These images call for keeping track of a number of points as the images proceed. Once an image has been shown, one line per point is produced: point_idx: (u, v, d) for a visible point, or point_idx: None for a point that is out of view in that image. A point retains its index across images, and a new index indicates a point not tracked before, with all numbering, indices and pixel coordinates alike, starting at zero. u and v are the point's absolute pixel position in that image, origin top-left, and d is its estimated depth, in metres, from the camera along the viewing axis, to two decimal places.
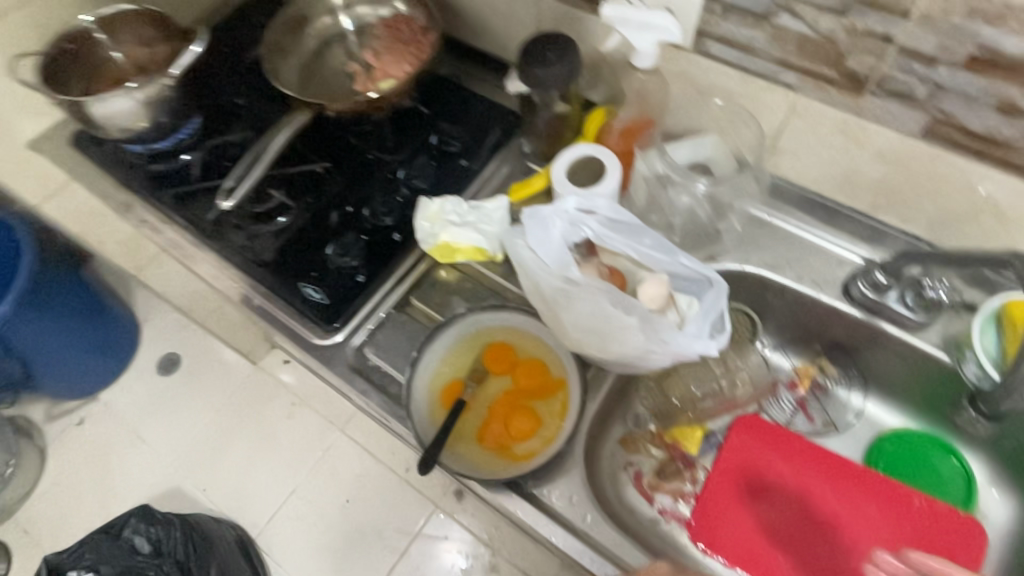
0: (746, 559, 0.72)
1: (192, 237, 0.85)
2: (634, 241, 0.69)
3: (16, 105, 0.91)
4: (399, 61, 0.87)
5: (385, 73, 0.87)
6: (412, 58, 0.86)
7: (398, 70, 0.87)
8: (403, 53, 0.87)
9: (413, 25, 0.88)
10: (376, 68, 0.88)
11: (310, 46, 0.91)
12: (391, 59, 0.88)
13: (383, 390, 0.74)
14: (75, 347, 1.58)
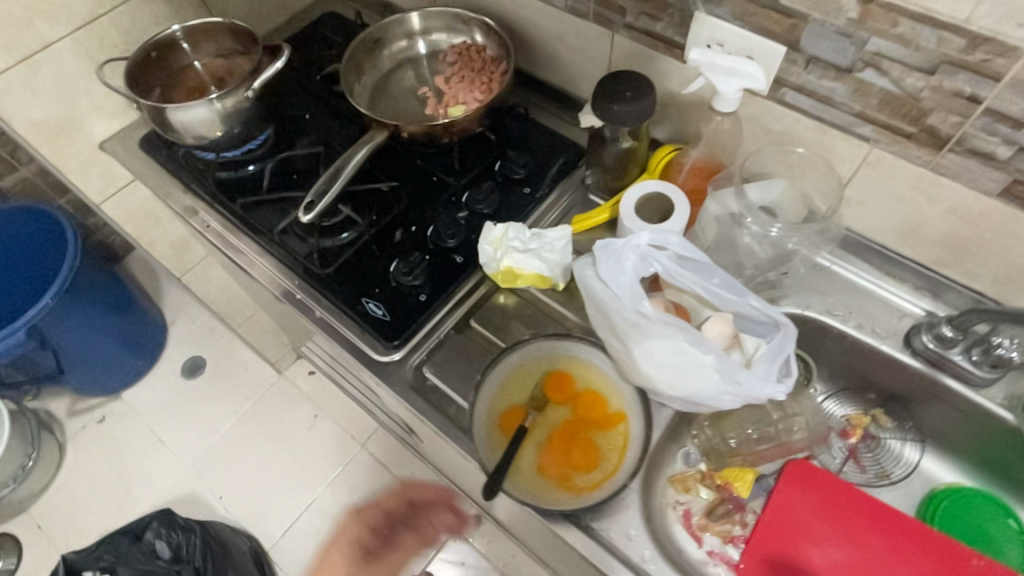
0: None
1: (257, 245, 0.86)
2: (704, 279, 0.70)
3: (93, 106, 0.94)
4: (471, 89, 0.90)
5: (456, 100, 0.90)
6: (485, 88, 0.90)
7: (470, 98, 0.90)
8: (475, 82, 0.90)
9: (487, 57, 0.92)
10: (448, 94, 0.91)
11: (384, 69, 0.94)
12: (463, 86, 0.91)
13: (442, 410, 0.74)
14: (106, 343, 1.59)
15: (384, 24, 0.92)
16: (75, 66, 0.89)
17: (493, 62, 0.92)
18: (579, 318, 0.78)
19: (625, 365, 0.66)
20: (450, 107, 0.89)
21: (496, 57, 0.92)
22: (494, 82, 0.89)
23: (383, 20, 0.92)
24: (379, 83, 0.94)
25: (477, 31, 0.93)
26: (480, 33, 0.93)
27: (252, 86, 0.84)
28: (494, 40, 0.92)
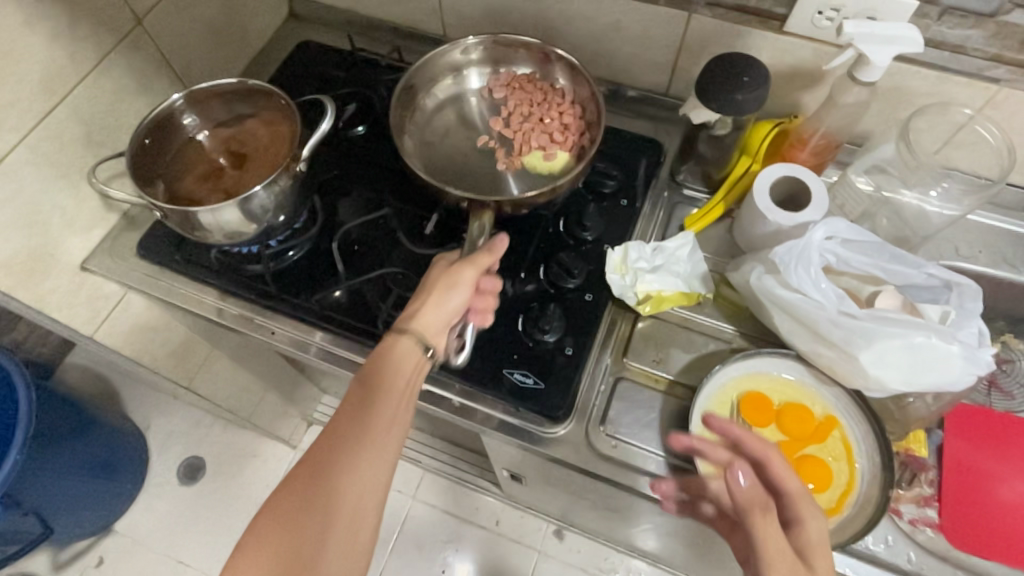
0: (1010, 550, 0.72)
1: (349, 342, 0.72)
2: (876, 258, 0.67)
3: (66, 222, 0.74)
4: (542, 130, 0.78)
5: (528, 144, 0.78)
6: (561, 126, 0.79)
7: (545, 140, 0.78)
8: (546, 120, 0.79)
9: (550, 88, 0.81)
10: (516, 139, 0.79)
11: (432, 115, 0.83)
12: (534, 128, 0.79)
13: (642, 469, 0.67)
14: (82, 478, 1.29)
15: (429, 59, 0.81)
16: (36, 178, 0.69)
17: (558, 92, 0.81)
18: (736, 328, 0.73)
19: (838, 370, 0.63)
20: (525, 155, 0.77)
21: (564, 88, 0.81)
22: (569, 118, 0.78)
23: (426, 56, 0.80)
24: (428, 130, 0.82)
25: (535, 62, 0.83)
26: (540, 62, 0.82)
27: (301, 154, 0.69)
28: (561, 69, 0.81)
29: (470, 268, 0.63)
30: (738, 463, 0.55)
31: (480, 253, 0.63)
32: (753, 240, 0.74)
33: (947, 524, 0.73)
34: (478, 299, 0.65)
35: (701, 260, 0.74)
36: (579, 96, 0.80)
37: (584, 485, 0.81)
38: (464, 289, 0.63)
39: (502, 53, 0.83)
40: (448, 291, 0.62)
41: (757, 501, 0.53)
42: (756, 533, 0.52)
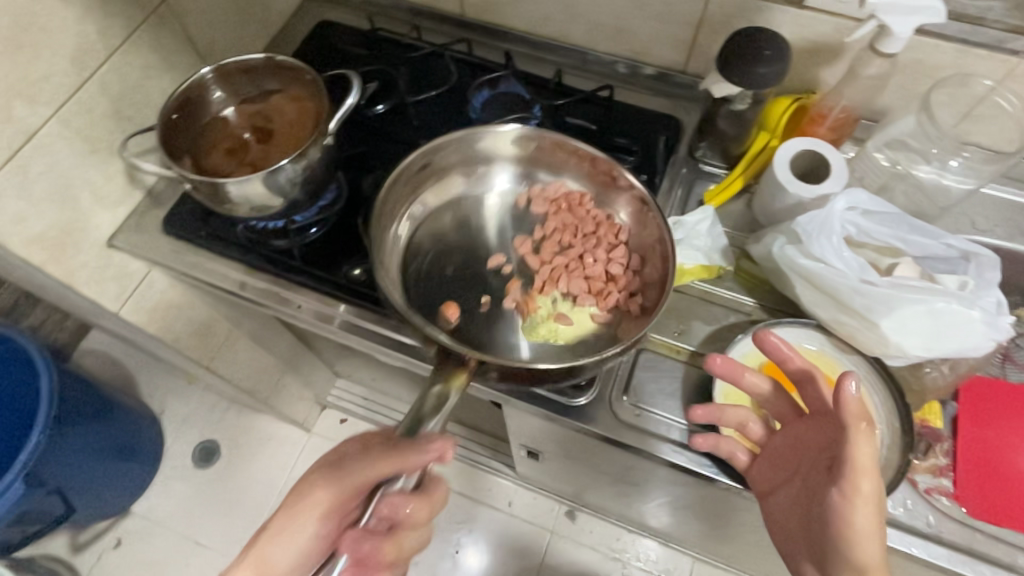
0: None
1: (375, 315, 0.73)
2: (895, 229, 0.68)
3: (95, 197, 0.75)
4: (577, 273, 0.72)
5: (545, 287, 0.71)
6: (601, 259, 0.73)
7: (571, 285, 0.71)
8: (575, 260, 0.73)
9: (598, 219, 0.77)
10: (542, 274, 0.72)
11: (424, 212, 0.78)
12: (562, 260, 0.73)
13: (664, 436, 0.68)
14: (101, 458, 1.31)
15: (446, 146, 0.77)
16: (67, 152, 0.70)
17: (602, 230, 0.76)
18: (755, 301, 0.74)
19: (858, 338, 0.65)
20: (540, 296, 0.71)
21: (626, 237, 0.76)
22: (613, 256, 0.73)
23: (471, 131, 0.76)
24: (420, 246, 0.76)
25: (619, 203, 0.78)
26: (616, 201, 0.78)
27: (329, 129, 0.70)
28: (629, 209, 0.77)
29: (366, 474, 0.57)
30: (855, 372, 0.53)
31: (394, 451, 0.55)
32: (772, 214, 0.75)
33: (964, 494, 0.72)
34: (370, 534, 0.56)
35: (721, 234, 0.75)
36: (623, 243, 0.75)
37: (604, 457, 0.83)
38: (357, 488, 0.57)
39: (536, 157, 0.80)
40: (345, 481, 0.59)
41: (868, 412, 0.53)
42: (857, 446, 0.52)
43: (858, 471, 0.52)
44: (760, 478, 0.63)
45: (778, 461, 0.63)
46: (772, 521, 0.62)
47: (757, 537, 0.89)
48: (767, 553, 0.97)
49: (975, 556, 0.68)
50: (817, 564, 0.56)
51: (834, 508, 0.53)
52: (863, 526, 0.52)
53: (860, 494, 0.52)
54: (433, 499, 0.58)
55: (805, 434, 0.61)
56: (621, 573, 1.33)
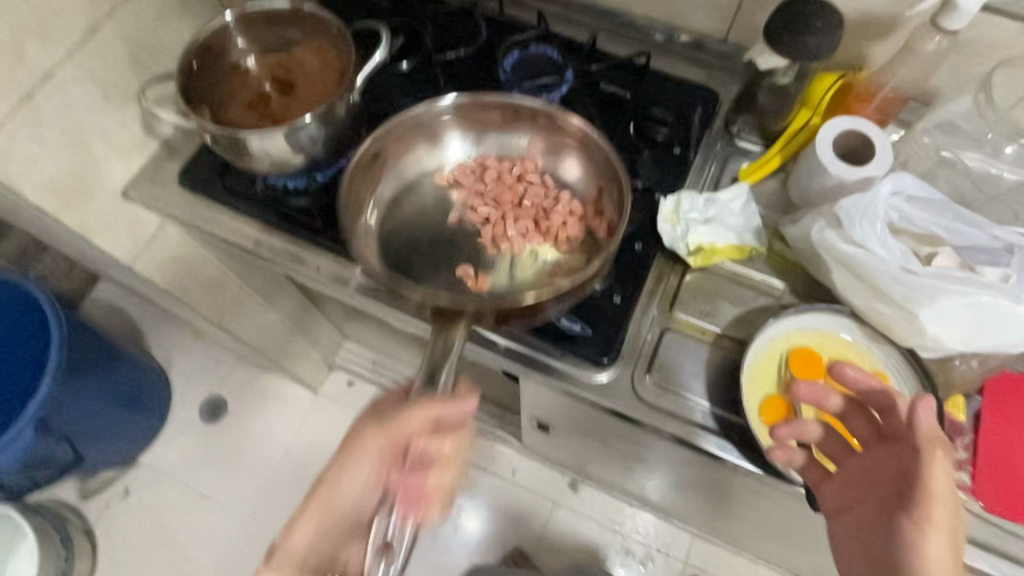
0: None
1: (394, 281, 0.72)
2: (939, 216, 0.65)
3: (109, 144, 0.73)
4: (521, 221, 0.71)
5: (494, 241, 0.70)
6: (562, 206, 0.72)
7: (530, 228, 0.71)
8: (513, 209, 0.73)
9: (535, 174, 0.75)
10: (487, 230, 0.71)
11: (405, 184, 0.76)
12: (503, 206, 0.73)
13: (685, 417, 0.67)
14: (109, 408, 1.31)
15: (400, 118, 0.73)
16: (82, 97, 0.68)
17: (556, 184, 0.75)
18: (786, 285, 0.72)
19: (893, 328, 0.63)
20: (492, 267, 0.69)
21: (582, 185, 0.74)
22: (566, 205, 0.72)
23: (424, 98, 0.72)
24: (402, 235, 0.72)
25: (566, 152, 0.75)
26: (563, 150, 0.75)
27: (354, 85, 0.67)
28: (580, 156, 0.74)
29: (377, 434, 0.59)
30: (931, 397, 0.54)
31: (392, 422, 0.57)
32: (809, 195, 0.72)
33: (981, 489, 0.71)
34: (405, 475, 0.61)
35: (753, 213, 0.73)
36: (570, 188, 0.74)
37: (619, 434, 0.82)
38: (367, 468, 0.59)
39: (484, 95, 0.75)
40: (353, 458, 0.59)
41: (942, 438, 0.54)
42: (931, 474, 0.53)
43: (931, 500, 0.53)
44: (833, 496, 0.61)
45: (852, 483, 0.61)
46: (837, 540, 0.60)
47: (765, 520, 0.89)
48: (772, 535, 0.97)
49: (993, 549, 0.69)
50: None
51: (908, 537, 0.53)
52: (937, 558, 0.52)
53: (933, 523, 0.53)
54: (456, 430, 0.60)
55: (881, 457, 0.59)
56: (619, 544, 1.34)
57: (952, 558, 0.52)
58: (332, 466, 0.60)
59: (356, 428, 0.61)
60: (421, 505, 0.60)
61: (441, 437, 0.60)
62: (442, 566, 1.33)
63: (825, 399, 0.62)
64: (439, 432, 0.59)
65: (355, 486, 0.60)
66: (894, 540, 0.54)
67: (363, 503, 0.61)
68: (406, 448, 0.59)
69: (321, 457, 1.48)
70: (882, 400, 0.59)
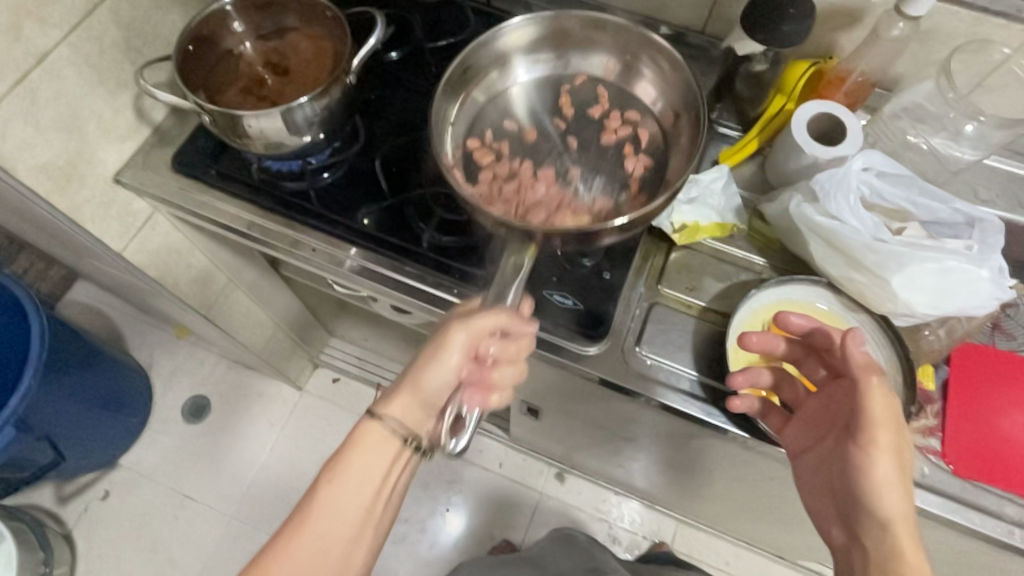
0: (1018, 477, 0.72)
1: (388, 261, 0.73)
2: (906, 191, 0.69)
3: (102, 129, 0.73)
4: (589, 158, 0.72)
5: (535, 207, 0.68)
6: (632, 141, 0.74)
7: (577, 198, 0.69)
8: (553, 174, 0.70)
9: (616, 109, 0.76)
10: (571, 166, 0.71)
11: (477, 112, 0.77)
12: (558, 160, 0.72)
13: (675, 386, 0.70)
14: (87, 408, 1.29)
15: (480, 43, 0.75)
16: (78, 81, 0.69)
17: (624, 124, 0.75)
18: (765, 261, 0.76)
19: (867, 295, 0.66)
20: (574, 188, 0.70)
21: (659, 108, 0.76)
22: (626, 146, 0.73)
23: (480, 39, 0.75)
24: (465, 160, 0.73)
25: (642, 70, 0.77)
26: (638, 68, 0.77)
27: (351, 67, 0.69)
28: (653, 76, 0.76)
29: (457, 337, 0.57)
30: (857, 330, 0.59)
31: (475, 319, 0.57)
32: (786, 175, 0.75)
33: (951, 452, 0.74)
34: (475, 372, 0.59)
35: (734, 193, 0.76)
36: (646, 130, 0.75)
37: (608, 412, 0.84)
38: (453, 356, 0.57)
39: (559, 29, 0.78)
40: (441, 349, 0.57)
41: (876, 365, 0.58)
42: (868, 398, 0.57)
43: (872, 423, 0.56)
44: (796, 437, 0.65)
45: (810, 423, 0.65)
46: (802, 480, 0.64)
47: (750, 494, 0.92)
48: (755, 512, 1.00)
49: (967, 504, 0.72)
50: (844, 524, 0.58)
51: (856, 461, 0.57)
52: (882, 476, 0.55)
53: (877, 446, 0.56)
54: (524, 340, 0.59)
55: (834, 394, 0.63)
56: (606, 532, 1.36)
57: (900, 476, 0.55)
58: (412, 364, 0.58)
59: (440, 323, 0.59)
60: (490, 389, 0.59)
61: (506, 342, 0.59)
62: (431, 560, 1.33)
63: (773, 347, 0.67)
64: (509, 340, 0.59)
65: (451, 361, 0.57)
66: (848, 467, 0.58)
67: (441, 397, 0.58)
68: (475, 349, 0.58)
69: (307, 454, 1.47)
70: (823, 341, 0.64)
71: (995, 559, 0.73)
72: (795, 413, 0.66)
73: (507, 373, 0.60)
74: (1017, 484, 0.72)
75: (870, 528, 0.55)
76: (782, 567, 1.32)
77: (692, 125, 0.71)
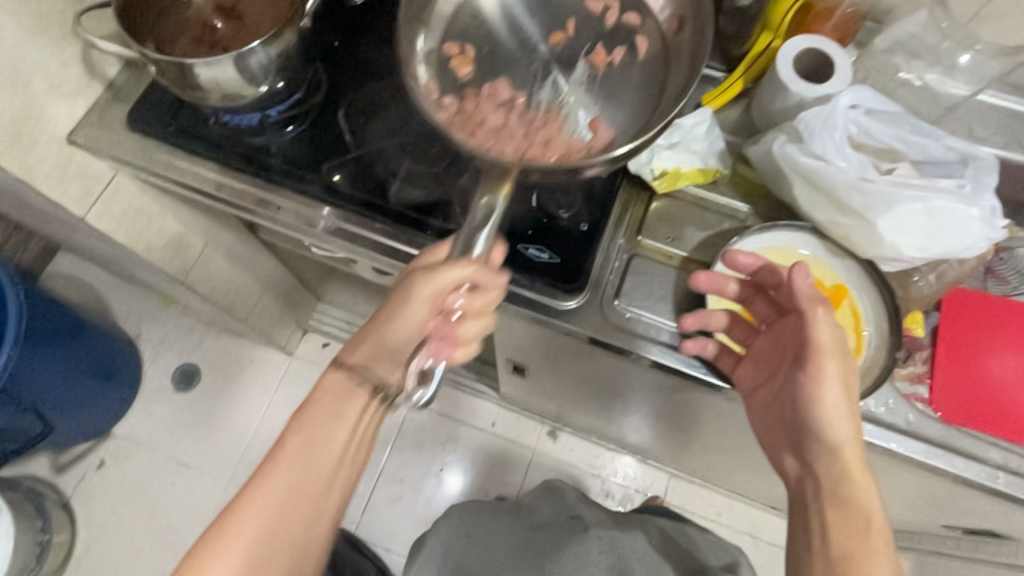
0: (1003, 422, 0.71)
1: (356, 217, 0.70)
2: (898, 129, 0.66)
3: (49, 84, 0.70)
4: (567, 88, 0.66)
5: (485, 126, 0.63)
6: (627, 49, 0.69)
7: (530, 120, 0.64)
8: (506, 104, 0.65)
9: (619, 10, 0.71)
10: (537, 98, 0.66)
11: (443, 23, 0.72)
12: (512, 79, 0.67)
13: (655, 339, 0.68)
14: (76, 377, 1.28)
15: None
16: (16, 31, 0.65)
17: (621, 29, 0.70)
18: (750, 208, 0.73)
19: (853, 240, 0.64)
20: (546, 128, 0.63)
21: (665, 16, 0.70)
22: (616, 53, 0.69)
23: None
24: (434, 69, 0.69)
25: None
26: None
27: (306, 11, 0.64)
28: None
29: (424, 280, 0.54)
30: (801, 262, 0.57)
31: (441, 270, 0.53)
32: (771, 116, 0.72)
33: (939, 399, 0.73)
34: (442, 324, 0.58)
35: (717, 136, 0.73)
36: (644, 37, 0.70)
37: (592, 368, 0.83)
38: (418, 307, 0.55)
39: None
40: (404, 307, 0.56)
41: (821, 294, 0.56)
42: (814, 326, 0.56)
43: (819, 351, 0.56)
44: (748, 376, 0.65)
45: (761, 360, 0.65)
46: (756, 414, 0.65)
47: (738, 446, 0.92)
48: (745, 464, 1.00)
49: (955, 452, 0.71)
50: (796, 451, 0.60)
51: (806, 391, 0.57)
52: (830, 402, 0.56)
53: (825, 374, 0.56)
54: (491, 291, 0.56)
55: (785, 327, 0.62)
56: (599, 487, 1.37)
57: (846, 400, 0.56)
58: (383, 307, 0.57)
59: (402, 278, 0.58)
60: (457, 343, 0.58)
61: (473, 292, 0.57)
62: (426, 518, 1.35)
63: (727, 289, 0.65)
64: (476, 293, 0.56)
65: (449, 281, 0.54)
66: (798, 397, 0.58)
67: (404, 347, 0.58)
68: (441, 301, 0.56)
69: None
70: (772, 277, 0.62)
71: (979, 504, 0.73)
72: (745, 353, 0.66)
73: (475, 324, 0.58)
74: (1002, 429, 0.71)
75: (821, 454, 0.57)
76: (774, 516, 1.34)
77: (694, 38, 0.67)
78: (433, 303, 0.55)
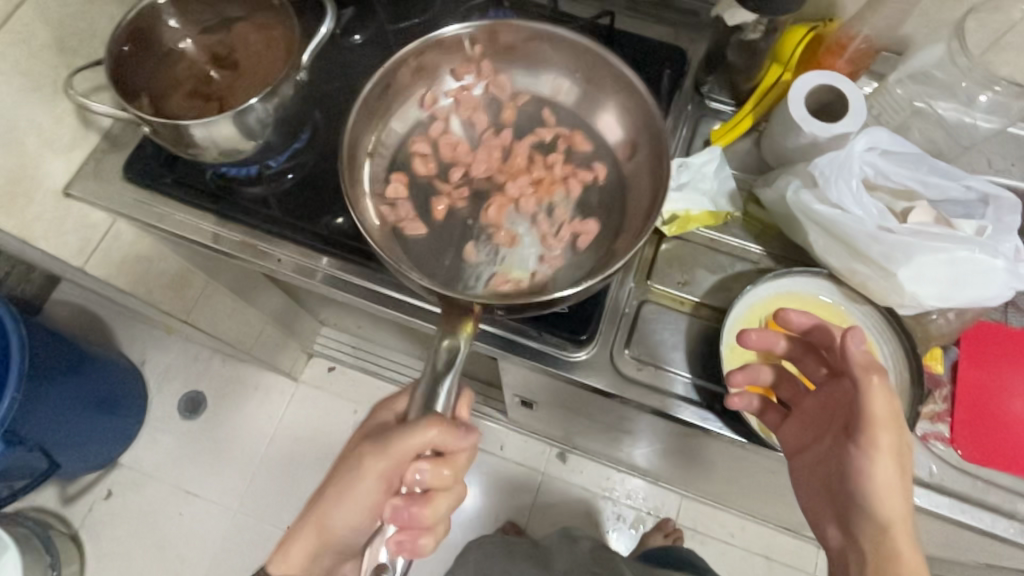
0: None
1: (358, 268, 0.68)
2: (916, 169, 0.64)
3: (43, 139, 0.69)
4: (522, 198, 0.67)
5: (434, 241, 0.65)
6: (582, 177, 0.68)
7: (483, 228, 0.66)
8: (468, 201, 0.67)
9: (568, 133, 0.71)
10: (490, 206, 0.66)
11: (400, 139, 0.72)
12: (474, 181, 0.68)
13: (668, 389, 0.66)
14: (81, 413, 1.27)
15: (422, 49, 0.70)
16: (6, 91, 0.64)
17: (570, 155, 0.70)
18: (763, 249, 0.71)
19: (871, 287, 0.62)
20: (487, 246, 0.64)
21: (616, 139, 0.70)
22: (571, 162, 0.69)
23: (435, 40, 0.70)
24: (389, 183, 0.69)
25: (607, 94, 0.71)
26: (603, 91, 0.71)
27: (302, 63, 0.63)
28: (617, 103, 0.71)
29: (377, 459, 0.53)
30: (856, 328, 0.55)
31: (397, 438, 0.51)
32: (783, 154, 0.70)
33: (960, 438, 0.71)
34: (400, 514, 0.52)
35: (727, 176, 0.71)
36: (600, 161, 0.69)
37: (603, 409, 0.81)
38: (370, 482, 0.54)
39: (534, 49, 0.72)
40: (358, 480, 0.54)
41: (877, 364, 0.53)
42: (869, 398, 0.52)
43: (873, 425, 0.52)
44: (793, 436, 0.61)
45: (808, 421, 0.61)
46: (798, 481, 0.61)
47: (753, 482, 0.89)
48: (760, 495, 0.97)
49: (981, 499, 0.69)
50: (841, 523, 0.56)
51: (855, 465, 0.53)
52: (882, 479, 0.52)
53: (878, 449, 0.52)
54: (457, 458, 0.52)
55: (835, 390, 0.59)
56: (610, 510, 1.35)
57: (901, 478, 0.52)
58: (344, 473, 0.55)
59: (356, 444, 0.57)
60: (423, 528, 0.52)
61: (436, 462, 0.52)
62: (436, 546, 1.33)
63: (773, 344, 0.63)
64: (438, 462, 0.52)
65: (412, 447, 0.51)
66: (847, 470, 0.55)
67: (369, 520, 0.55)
68: (396, 476, 0.54)
69: (307, 443, 1.46)
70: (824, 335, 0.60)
71: (1005, 552, 0.70)
72: (791, 411, 0.62)
73: (444, 501, 0.53)
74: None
75: (869, 531, 0.53)
76: (789, 538, 1.31)
77: (648, 165, 0.67)
78: (387, 472, 0.53)
